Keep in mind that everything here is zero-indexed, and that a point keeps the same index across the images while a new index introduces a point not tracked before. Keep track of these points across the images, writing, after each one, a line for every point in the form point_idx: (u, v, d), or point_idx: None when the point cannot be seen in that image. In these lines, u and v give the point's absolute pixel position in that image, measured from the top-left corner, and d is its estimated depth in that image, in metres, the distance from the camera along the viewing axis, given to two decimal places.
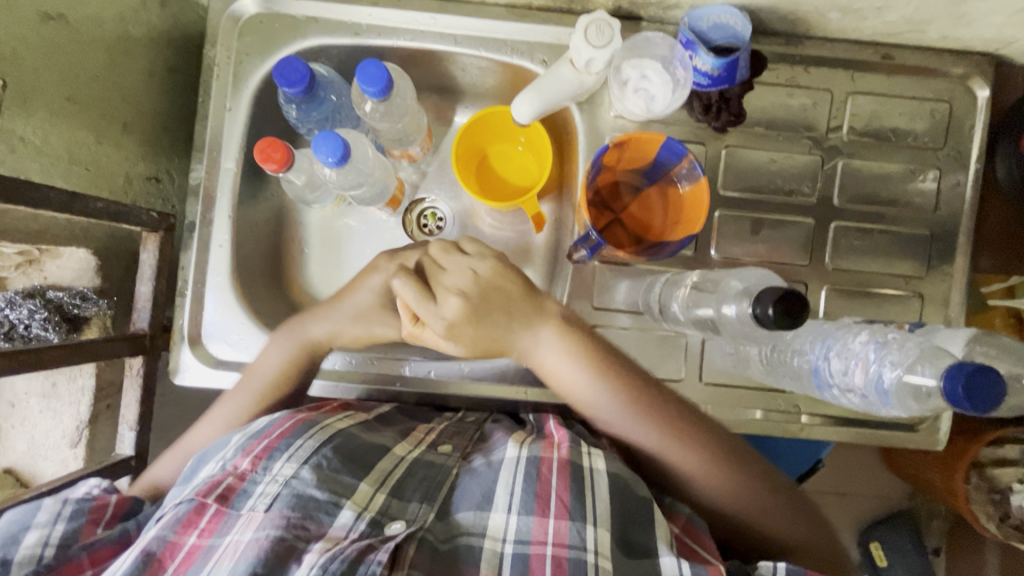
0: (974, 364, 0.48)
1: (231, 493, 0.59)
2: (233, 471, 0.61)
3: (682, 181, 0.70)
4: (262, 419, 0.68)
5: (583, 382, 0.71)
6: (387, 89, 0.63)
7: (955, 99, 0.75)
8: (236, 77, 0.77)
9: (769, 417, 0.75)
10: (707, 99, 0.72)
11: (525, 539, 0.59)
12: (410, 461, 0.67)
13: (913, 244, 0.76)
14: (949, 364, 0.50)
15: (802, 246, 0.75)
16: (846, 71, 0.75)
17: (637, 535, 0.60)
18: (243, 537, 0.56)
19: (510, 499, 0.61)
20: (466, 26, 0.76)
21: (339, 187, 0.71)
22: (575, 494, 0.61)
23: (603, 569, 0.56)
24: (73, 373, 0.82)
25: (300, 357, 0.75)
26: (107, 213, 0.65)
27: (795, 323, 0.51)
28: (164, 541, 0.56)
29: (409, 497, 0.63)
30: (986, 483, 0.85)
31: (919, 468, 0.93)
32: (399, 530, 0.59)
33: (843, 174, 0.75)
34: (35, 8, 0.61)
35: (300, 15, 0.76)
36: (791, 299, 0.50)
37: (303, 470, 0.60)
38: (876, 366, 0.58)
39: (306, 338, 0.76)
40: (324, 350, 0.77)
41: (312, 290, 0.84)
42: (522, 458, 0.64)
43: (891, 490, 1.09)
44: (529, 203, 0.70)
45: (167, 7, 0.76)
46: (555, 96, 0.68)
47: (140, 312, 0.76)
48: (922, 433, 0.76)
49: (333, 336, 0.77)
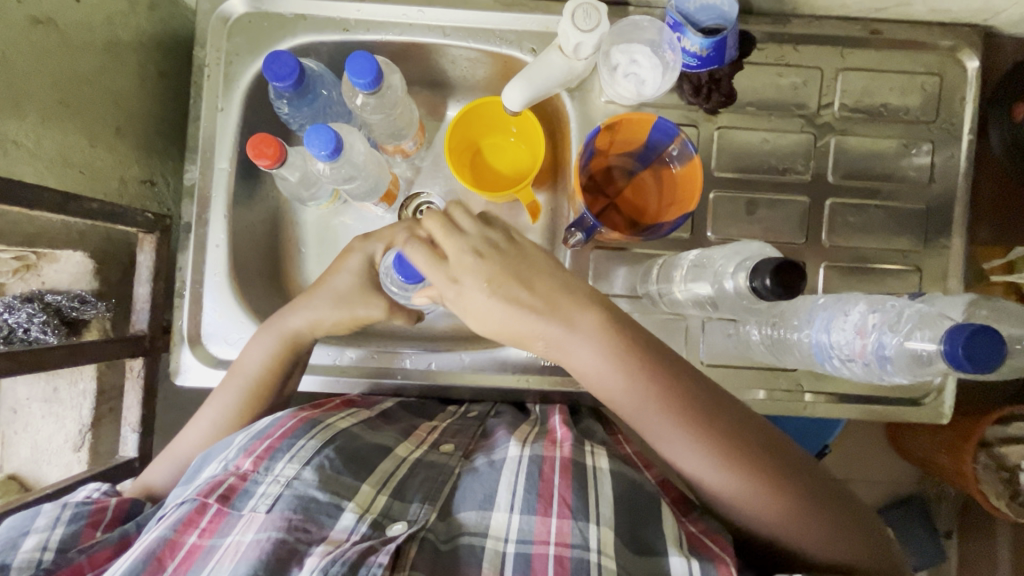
0: (975, 325, 0.48)
1: (232, 493, 0.59)
2: (234, 472, 0.61)
3: (674, 162, 0.70)
4: (265, 419, 0.67)
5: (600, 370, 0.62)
6: (377, 80, 0.63)
7: (946, 71, 0.74)
8: (226, 78, 0.77)
9: (773, 397, 0.75)
10: (697, 81, 0.72)
11: (528, 539, 0.58)
12: (412, 462, 0.67)
13: (909, 219, 0.75)
14: (951, 326, 0.49)
15: (798, 226, 0.75)
16: (835, 48, 0.74)
17: (645, 532, 0.60)
18: (244, 538, 0.55)
19: (512, 498, 0.61)
20: (454, 18, 0.76)
21: (333, 181, 0.71)
22: (578, 495, 0.60)
23: (605, 568, 0.56)
24: (74, 377, 0.82)
25: (280, 350, 0.73)
26: (102, 213, 0.66)
27: (792, 294, 0.51)
28: (163, 542, 0.55)
29: (411, 497, 0.62)
30: (994, 461, 0.86)
31: (926, 450, 0.92)
32: (401, 531, 0.58)
33: (836, 152, 0.75)
34: (25, 12, 0.61)
35: (288, 13, 0.77)
36: (789, 269, 0.50)
37: (305, 471, 0.60)
38: (875, 333, 0.57)
39: (286, 331, 0.73)
40: (306, 342, 0.74)
41: None
42: (524, 457, 0.64)
43: (899, 473, 1.09)
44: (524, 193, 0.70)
45: (156, 10, 0.77)
46: (545, 82, 0.67)
47: (139, 314, 0.76)
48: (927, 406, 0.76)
49: (314, 326, 0.74)
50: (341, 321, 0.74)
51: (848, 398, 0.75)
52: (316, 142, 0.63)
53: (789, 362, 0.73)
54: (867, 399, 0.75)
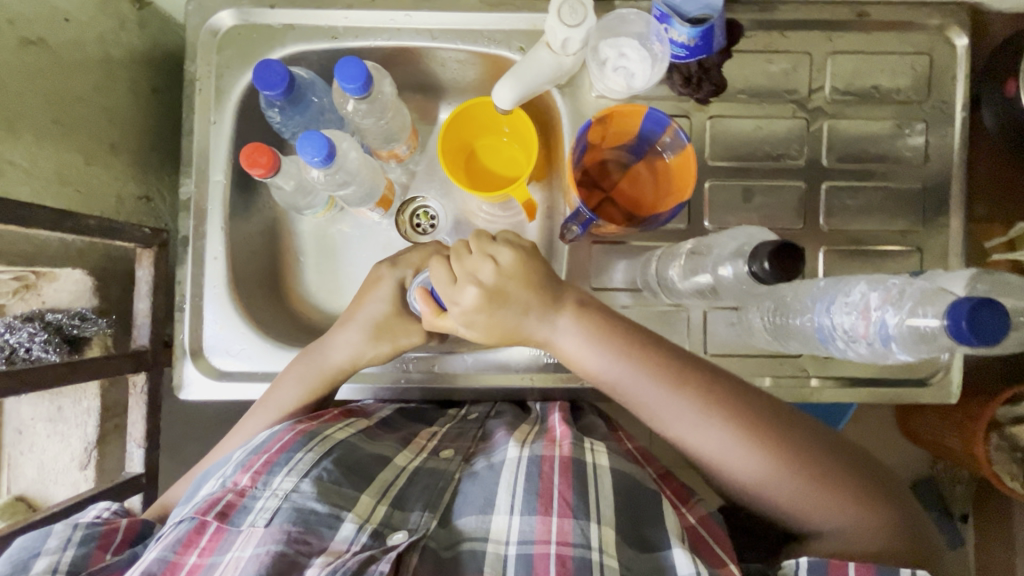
0: (978, 300, 0.47)
1: (231, 509, 0.59)
2: (233, 487, 0.61)
3: (667, 151, 0.70)
4: (261, 432, 0.68)
5: (606, 369, 0.63)
6: (367, 85, 0.64)
7: (935, 50, 0.75)
8: (218, 91, 0.78)
9: (779, 384, 0.74)
10: (687, 71, 0.71)
11: (529, 539, 0.57)
12: (411, 470, 0.67)
13: (907, 200, 0.75)
14: (952, 304, 0.49)
15: (795, 211, 0.75)
16: (823, 32, 0.74)
17: (650, 531, 0.59)
18: (243, 553, 0.55)
19: (512, 499, 0.60)
20: (441, 21, 0.76)
21: (328, 187, 0.71)
22: (578, 492, 0.60)
23: (608, 567, 0.55)
24: (78, 395, 0.83)
25: (320, 384, 0.73)
26: (99, 230, 0.66)
27: (789, 279, 0.51)
28: (165, 563, 0.55)
29: (410, 507, 0.63)
30: (1007, 442, 0.86)
31: (939, 435, 0.91)
32: (401, 539, 0.58)
33: (830, 136, 0.75)
34: (15, 34, 0.62)
35: (277, 24, 0.77)
36: (784, 254, 0.50)
37: (304, 483, 0.60)
38: (878, 312, 0.57)
39: (325, 365, 0.74)
40: (344, 376, 0.75)
41: (310, 299, 0.84)
42: (523, 458, 0.64)
43: (914, 459, 1.08)
44: (521, 192, 0.70)
45: (145, 28, 0.77)
46: (534, 79, 0.68)
47: (140, 329, 0.76)
48: (935, 386, 0.75)
49: (355, 361, 0.74)
50: (381, 354, 0.75)
51: (853, 384, 0.74)
52: (307, 148, 0.63)
53: (793, 348, 0.72)
54: (873, 383, 0.74)
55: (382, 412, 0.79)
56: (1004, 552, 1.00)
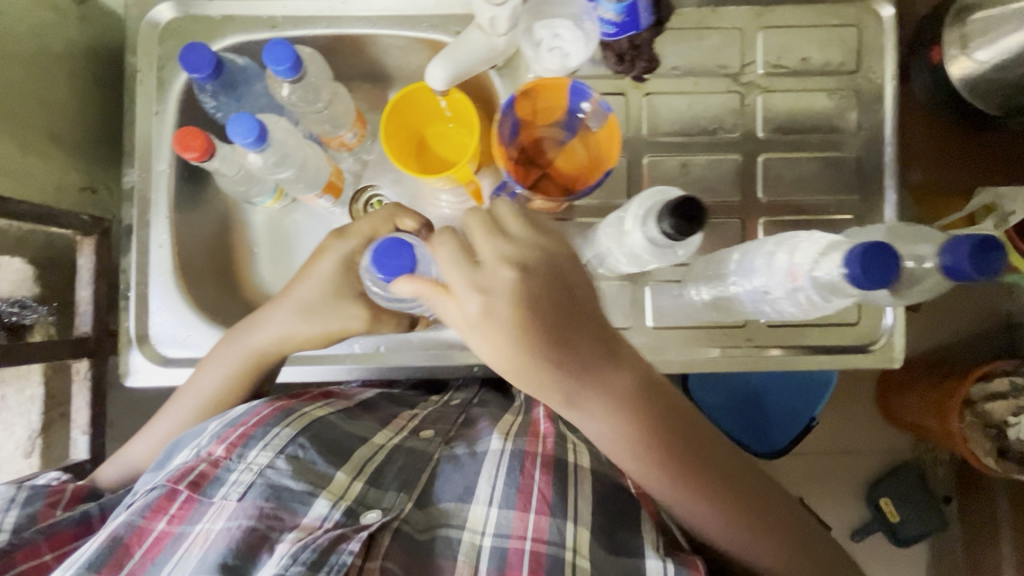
0: (872, 243, 0.48)
1: (203, 480, 0.64)
2: (205, 459, 0.65)
3: (592, 121, 0.71)
4: (239, 408, 0.71)
5: (632, 468, 0.62)
6: (298, 66, 0.66)
7: (862, 25, 0.78)
8: (160, 81, 0.82)
9: (730, 355, 0.76)
10: (619, 48, 0.75)
11: (504, 532, 0.62)
12: (392, 447, 0.70)
13: (841, 168, 0.79)
14: (849, 246, 0.49)
15: (734, 181, 0.78)
16: (752, 9, 0.78)
17: (625, 535, 0.64)
18: (214, 526, 0.60)
19: (491, 491, 0.65)
20: (377, 8, 0.81)
21: (268, 172, 0.73)
22: (558, 491, 0.64)
23: (579, 567, 0.60)
24: (20, 382, 0.82)
25: (242, 370, 0.76)
26: (32, 215, 0.72)
27: (693, 229, 0.51)
28: (133, 527, 0.62)
29: (387, 487, 0.66)
30: (981, 420, 0.86)
31: (912, 414, 0.93)
32: (374, 519, 0.61)
33: (763, 110, 0.79)
34: None
35: (216, 16, 0.82)
36: (689, 206, 0.50)
37: (279, 460, 0.64)
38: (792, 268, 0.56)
39: (249, 348, 0.76)
40: (269, 359, 0.77)
41: (264, 286, 0.85)
42: (506, 450, 0.68)
43: (896, 441, 1.08)
44: (461, 171, 0.70)
45: (86, 23, 0.81)
46: (465, 60, 0.71)
47: (83, 316, 0.82)
48: (878, 351, 0.76)
49: (279, 345, 0.76)
50: (312, 334, 0.75)
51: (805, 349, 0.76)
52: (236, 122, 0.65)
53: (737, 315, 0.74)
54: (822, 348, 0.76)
55: (360, 396, 0.81)
56: (988, 532, 0.99)
